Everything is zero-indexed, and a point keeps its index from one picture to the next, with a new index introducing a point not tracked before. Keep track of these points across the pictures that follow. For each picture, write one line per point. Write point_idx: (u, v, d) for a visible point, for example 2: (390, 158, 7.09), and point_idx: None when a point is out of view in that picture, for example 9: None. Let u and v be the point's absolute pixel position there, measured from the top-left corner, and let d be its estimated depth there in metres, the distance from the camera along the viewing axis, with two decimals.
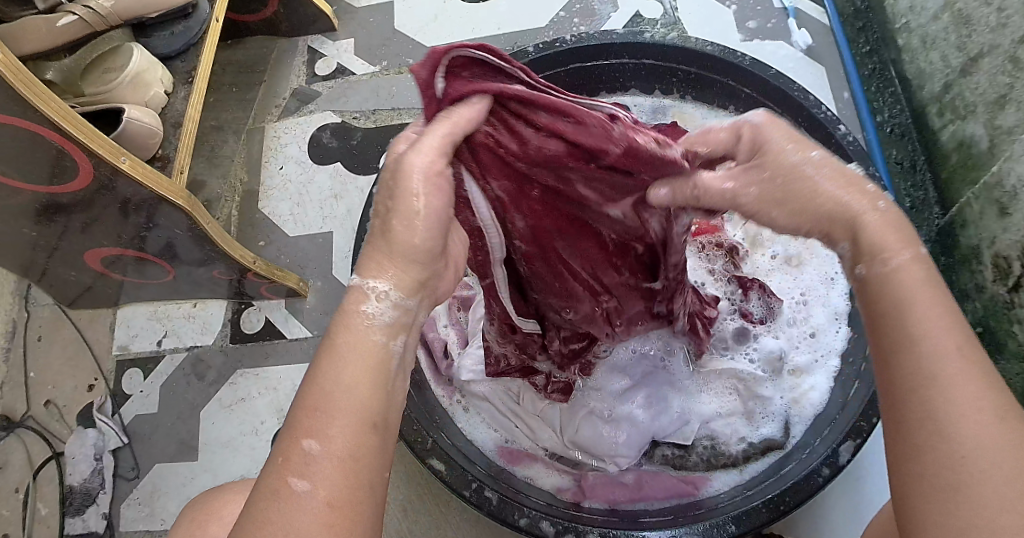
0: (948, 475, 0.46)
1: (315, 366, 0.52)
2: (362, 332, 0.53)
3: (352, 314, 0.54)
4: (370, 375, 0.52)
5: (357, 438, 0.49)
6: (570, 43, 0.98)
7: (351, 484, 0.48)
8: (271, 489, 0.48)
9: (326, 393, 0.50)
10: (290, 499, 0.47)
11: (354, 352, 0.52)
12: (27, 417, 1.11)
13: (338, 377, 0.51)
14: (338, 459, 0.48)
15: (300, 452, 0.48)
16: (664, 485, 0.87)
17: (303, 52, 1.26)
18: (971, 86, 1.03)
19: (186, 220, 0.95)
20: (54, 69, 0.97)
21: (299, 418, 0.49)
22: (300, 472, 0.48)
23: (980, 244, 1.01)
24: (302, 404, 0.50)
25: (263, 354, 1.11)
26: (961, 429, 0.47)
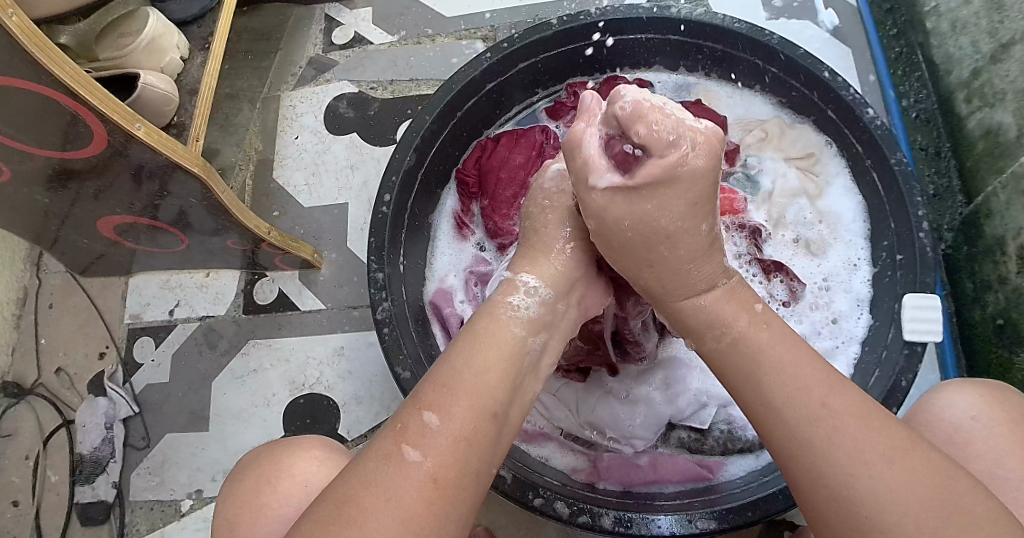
0: (842, 489, 0.51)
1: (454, 351, 0.58)
2: (505, 328, 0.60)
3: (496, 308, 0.61)
4: (500, 367, 0.57)
5: (476, 424, 0.54)
6: (597, 16, 0.95)
7: (461, 466, 0.52)
8: (383, 453, 0.52)
9: (459, 375, 0.56)
10: (401, 467, 0.51)
11: (493, 342, 0.59)
12: (39, 384, 1.11)
13: (468, 364, 0.56)
14: (457, 438, 0.53)
15: (421, 423, 0.53)
16: (679, 468, 0.86)
17: (320, 20, 1.24)
18: (1002, 73, 1.01)
19: (200, 189, 0.93)
20: (68, 32, 0.94)
21: (426, 392, 0.55)
22: (415, 444, 0.52)
23: (1005, 234, 1.00)
24: (433, 380, 0.56)
25: (276, 325, 1.10)
26: (834, 444, 0.52)
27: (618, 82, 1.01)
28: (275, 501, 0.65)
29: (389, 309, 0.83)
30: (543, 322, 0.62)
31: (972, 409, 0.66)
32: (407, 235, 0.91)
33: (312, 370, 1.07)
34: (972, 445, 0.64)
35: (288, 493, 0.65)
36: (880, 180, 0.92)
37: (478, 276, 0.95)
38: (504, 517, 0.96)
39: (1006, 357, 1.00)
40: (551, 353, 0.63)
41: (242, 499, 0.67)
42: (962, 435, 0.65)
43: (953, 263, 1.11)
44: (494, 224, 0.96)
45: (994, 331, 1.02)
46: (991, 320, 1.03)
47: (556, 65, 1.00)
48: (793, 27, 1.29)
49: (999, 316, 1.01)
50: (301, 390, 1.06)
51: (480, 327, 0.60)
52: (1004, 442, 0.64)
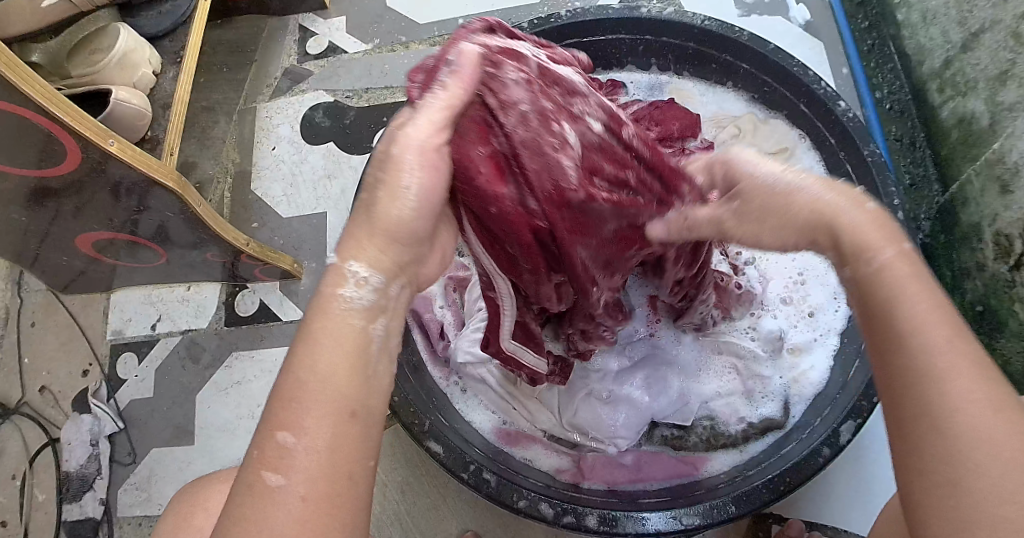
0: (948, 469, 0.46)
1: (287, 354, 0.50)
2: (336, 315, 0.51)
3: (327, 297, 0.52)
4: (342, 358, 0.50)
5: (337, 430, 0.48)
6: (566, 18, 0.95)
7: (335, 479, 0.47)
8: (247, 485, 0.47)
9: (302, 384, 0.48)
10: (267, 497, 0.46)
11: (331, 333, 0.51)
12: (23, 404, 1.10)
13: (312, 364, 0.49)
14: (315, 451, 0.47)
15: (274, 444, 0.47)
16: (663, 466, 0.87)
17: (294, 30, 1.24)
18: (973, 62, 1.02)
19: (177, 202, 0.93)
20: (40, 51, 0.94)
21: (273, 410, 0.48)
22: (275, 467, 0.46)
23: (980, 221, 1.00)
24: (276, 393, 0.49)
25: (259, 336, 1.10)
26: (958, 424, 0.47)
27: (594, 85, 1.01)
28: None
29: None
30: (379, 308, 0.53)
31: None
32: None
33: None
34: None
35: (202, 529, 0.67)
36: (854, 172, 0.92)
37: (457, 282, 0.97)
38: (492, 520, 0.96)
39: (987, 343, 1.01)
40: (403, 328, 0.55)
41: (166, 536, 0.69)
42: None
43: (931, 252, 1.12)
44: None
45: (975, 318, 1.03)
46: (970, 307, 1.04)
47: None
48: (767, 23, 1.30)
49: (979, 303, 1.02)
50: None
51: (313, 321, 0.51)
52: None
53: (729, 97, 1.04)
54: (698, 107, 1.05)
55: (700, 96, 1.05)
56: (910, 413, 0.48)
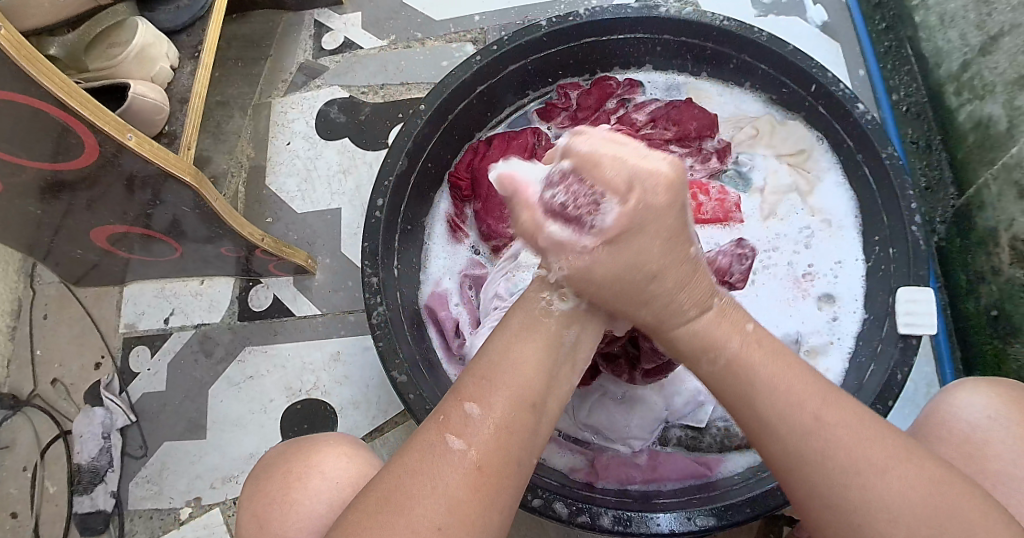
0: (856, 495, 0.50)
1: (498, 337, 0.55)
2: (541, 317, 0.56)
3: (532, 303, 0.56)
4: (542, 355, 0.54)
5: (515, 414, 0.52)
6: (585, 17, 0.94)
7: (503, 455, 0.51)
8: (426, 444, 0.51)
9: (495, 365, 0.53)
10: (444, 455, 0.50)
11: (529, 331, 0.55)
12: (36, 396, 1.10)
13: (511, 352, 0.54)
14: (495, 428, 0.51)
15: (461, 413, 0.52)
16: (678, 465, 0.86)
17: (310, 25, 1.23)
18: (991, 65, 1.02)
19: (193, 197, 0.93)
20: (57, 44, 0.94)
21: (466, 383, 0.53)
22: (459, 432, 0.51)
23: (997, 226, 1.00)
24: (471, 368, 0.54)
25: (271, 332, 1.10)
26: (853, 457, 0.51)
27: (609, 84, 1.03)
28: (303, 501, 0.63)
29: (384, 314, 0.82)
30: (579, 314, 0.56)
31: (988, 407, 0.66)
32: (400, 239, 0.91)
33: (309, 375, 1.07)
34: (989, 445, 0.65)
35: (319, 493, 0.64)
36: (872, 174, 0.92)
37: (473, 280, 0.96)
38: None
39: (1001, 349, 1.01)
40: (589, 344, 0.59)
41: (274, 495, 0.65)
42: (979, 434, 0.65)
43: (946, 256, 1.12)
44: (488, 227, 0.95)
45: (988, 322, 1.03)
46: (984, 312, 1.03)
47: (547, 67, 1.00)
48: (783, 24, 1.29)
49: (993, 308, 1.02)
50: (298, 396, 1.06)
51: (515, 321, 0.56)
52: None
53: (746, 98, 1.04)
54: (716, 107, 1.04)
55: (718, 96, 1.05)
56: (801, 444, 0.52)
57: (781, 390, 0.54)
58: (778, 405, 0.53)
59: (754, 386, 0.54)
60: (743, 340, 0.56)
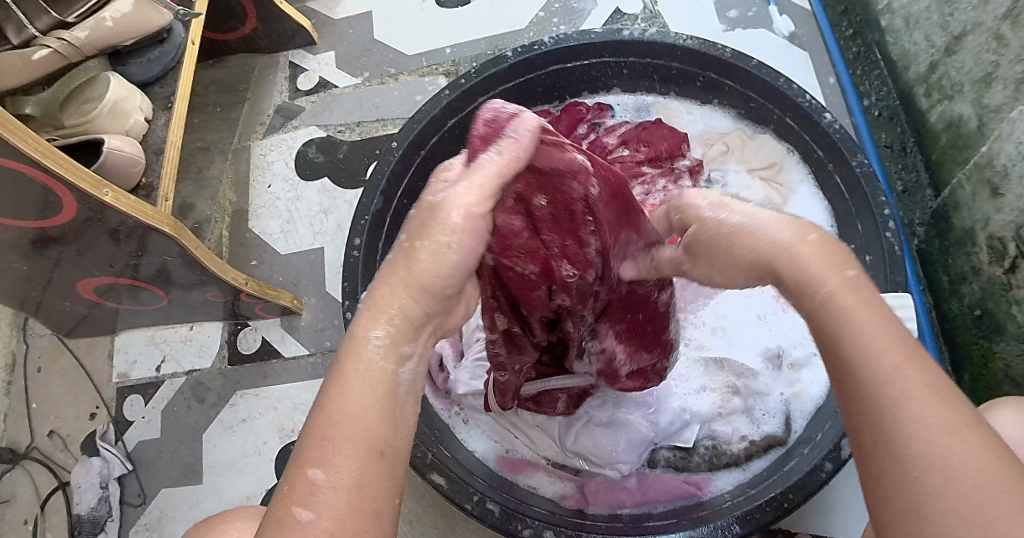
0: (915, 495, 0.44)
1: (322, 395, 0.49)
2: (367, 356, 0.50)
3: (361, 339, 0.51)
4: (379, 402, 0.49)
5: (366, 469, 0.47)
6: (548, 45, 0.96)
7: (356, 521, 0.45)
8: (276, 519, 0.46)
9: (335, 422, 0.48)
10: (295, 531, 0.45)
11: (364, 381, 0.49)
12: (33, 448, 1.11)
13: (347, 398, 0.49)
14: (346, 490, 0.46)
15: (306, 481, 0.46)
16: (666, 487, 0.87)
17: (285, 67, 1.25)
18: (958, 65, 1.02)
19: (175, 246, 0.94)
20: (31, 103, 0.95)
21: (305, 446, 0.47)
22: (305, 502, 0.45)
23: (973, 226, 1.01)
24: (307, 435, 0.48)
25: (262, 374, 1.11)
26: (916, 451, 0.45)
27: (579, 108, 1.03)
28: None
29: None
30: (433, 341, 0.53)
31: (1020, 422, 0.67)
32: None
33: (301, 415, 1.07)
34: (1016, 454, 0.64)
35: None
36: (843, 182, 0.93)
37: None
38: None
39: (988, 347, 1.01)
40: None
41: None
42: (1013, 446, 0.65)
43: (927, 257, 1.12)
44: None
45: (972, 322, 1.03)
46: (969, 311, 1.04)
47: (519, 95, 1.00)
48: (750, 36, 1.29)
49: (977, 307, 1.02)
50: (292, 436, 1.07)
51: (342, 365, 0.50)
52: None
53: (716, 114, 1.05)
54: (686, 125, 1.05)
55: (687, 115, 1.06)
56: (870, 440, 0.47)
57: (858, 354, 0.48)
58: (869, 345, 0.48)
59: (847, 329, 0.50)
60: None
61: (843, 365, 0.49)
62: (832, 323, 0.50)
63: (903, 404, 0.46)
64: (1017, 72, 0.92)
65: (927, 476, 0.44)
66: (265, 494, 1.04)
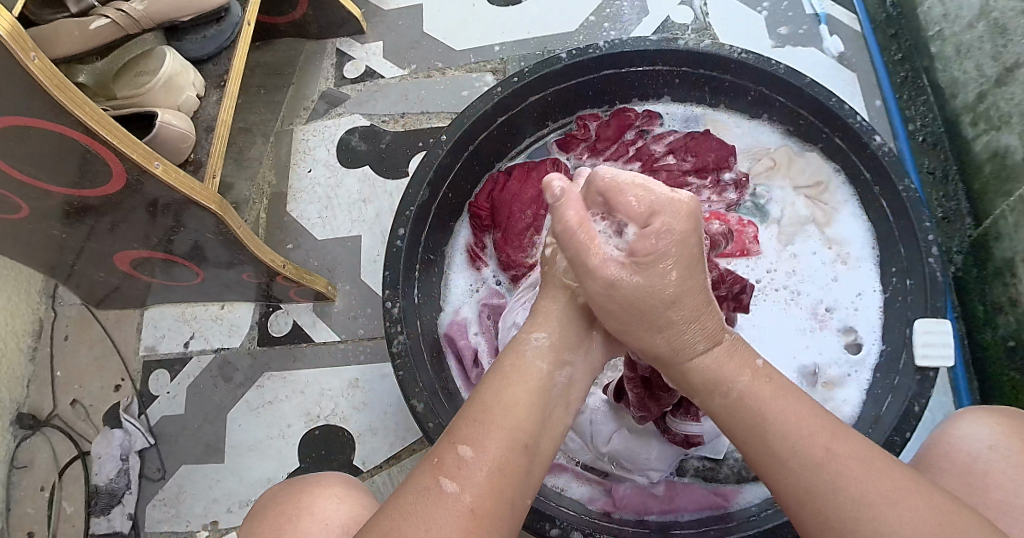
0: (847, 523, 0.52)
1: (492, 387, 0.58)
2: (529, 362, 0.60)
3: (521, 345, 0.62)
4: (534, 399, 0.58)
5: (512, 457, 0.55)
6: (603, 49, 0.95)
7: (500, 498, 0.54)
8: (421, 487, 0.53)
9: (490, 411, 0.56)
10: (440, 498, 0.52)
11: (521, 377, 0.59)
12: (55, 416, 1.12)
13: (502, 397, 0.57)
14: (495, 470, 0.54)
15: (456, 456, 0.54)
16: (694, 496, 0.86)
17: (331, 54, 1.26)
18: (1008, 96, 1.02)
19: (216, 224, 0.94)
20: (85, 72, 0.97)
21: (459, 427, 0.56)
22: (453, 475, 0.53)
23: (1015, 258, 1.00)
24: (462, 418, 0.57)
25: (291, 358, 1.11)
26: (846, 488, 0.53)
27: (628, 114, 1.04)
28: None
29: (405, 343, 0.83)
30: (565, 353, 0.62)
31: (990, 438, 0.67)
32: (420, 272, 0.92)
33: (327, 401, 1.08)
34: (990, 475, 0.64)
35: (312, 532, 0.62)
36: (889, 206, 0.93)
37: (492, 309, 0.97)
38: None
39: (1019, 380, 1.00)
40: (580, 383, 0.64)
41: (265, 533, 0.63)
42: (980, 465, 0.66)
43: (963, 287, 1.12)
44: (506, 256, 0.97)
45: (1006, 354, 1.02)
46: (1002, 342, 1.03)
47: (567, 98, 1.01)
48: (799, 54, 1.28)
49: (1011, 338, 1.01)
50: (316, 421, 1.07)
51: (507, 365, 0.60)
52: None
53: (765, 129, 1.04)
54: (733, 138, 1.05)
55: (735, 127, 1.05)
56: (799, 487, 0.55)
57: (764, 414, 0.58)
58: (780, 414, 0.58)
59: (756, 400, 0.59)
60: (763, 379, 0.60)
61: (758, 429, 0.58)
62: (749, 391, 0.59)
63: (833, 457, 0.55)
64: None
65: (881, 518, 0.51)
66: (286, 477, 1.05)
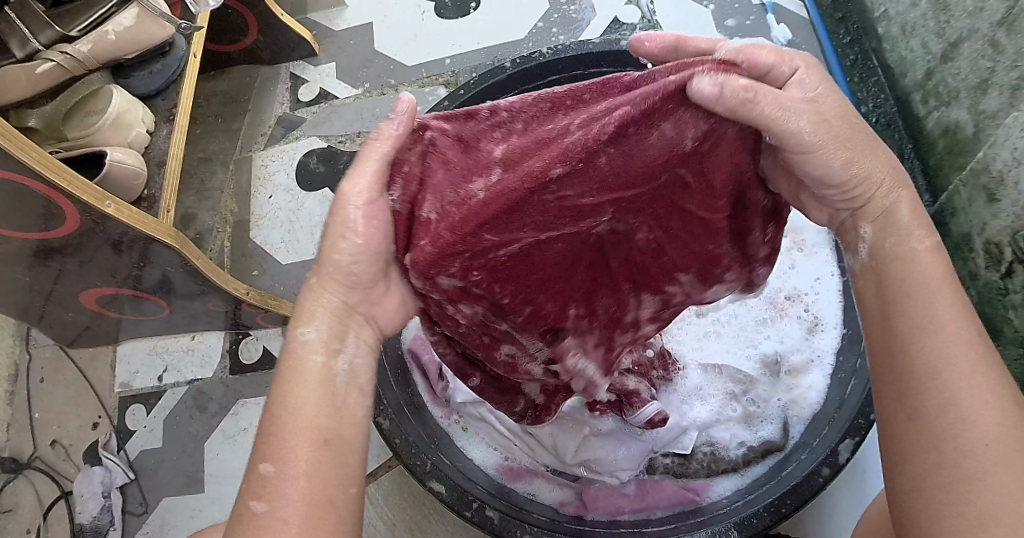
0: (954, 477, 0.50)
1: (276, 399, 0.57)
2: (303, 361, 0.58)
3: (303, 348, 0.59)
4: (331, 401, 0.57)
5: (318, 457, 0.54)
6: (547, 55, 0.98)
7: (319, 500, 0.53)
8: (241, 510, 0.53)
9: (281, 422, 0.55)
10: (256, 519, 0.52)
11: (300, 379, 0.57)
12: (36, 458, 1.10)
13: (288, 404, 0.56)
14: (306, 475, 0.53)
15: (259, 475, 0.53)
16: (665, 493, 0.87)
17: (286, 78, 1.27)
18: (954, 71, 1.03)
19: (177, 257, 0.95)
20: (35, 115, 0.97)
21: (258, 447, 0.55)
22: (260, 494, 0.52)
23: (970, 231, 1.01)
24: (264, 438, 0.55)
25: (263, 383, 1.12)
26: (970, 437, 0.51)
27: None
28: None
29: None
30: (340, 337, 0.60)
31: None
32: None
33: None
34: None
35: None
36: None
37: None
38: None
39: None
40: None
41: None
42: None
43: None
44: None
45: None
46: None
47: None
48: (750, 43, 1.29)
49: None
50: None
51: (286, 374, 0.58)
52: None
53: None
54: None
55: None
56: (925, 430, 0.52)
57: (933, 345, 0.54)
58: (942, 345, 0.54)
59: (919, 318, 0.55)
60: None
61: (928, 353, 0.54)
62: (907, 290, 0.57)
63: (953, 389, 0.52)
64: (1012, 78, 0.93)
65: (977, 465, 0.50)
66: None
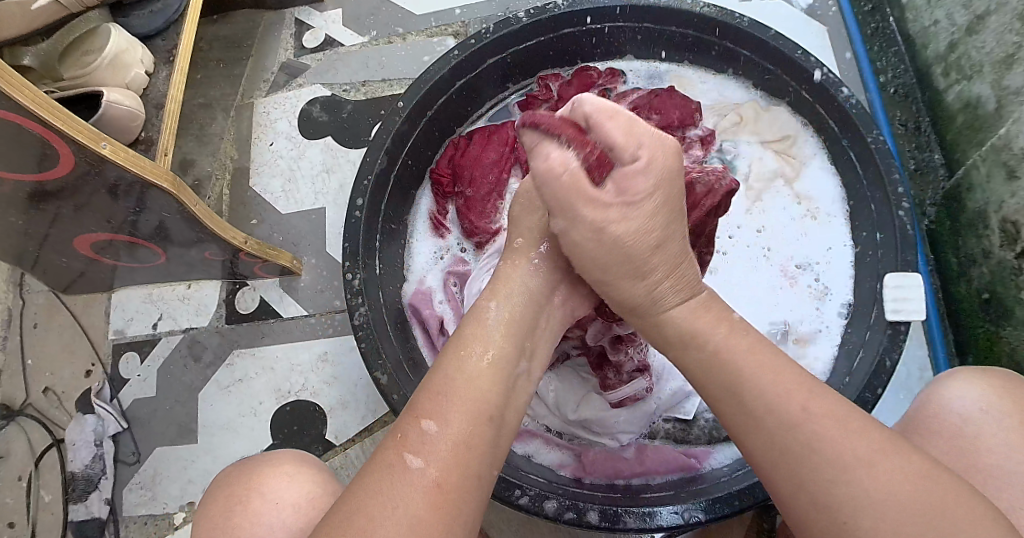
0: (865, 503, 0.50)
1: (457, 354, 0.57)
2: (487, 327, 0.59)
3: (480, 312, 0.61)
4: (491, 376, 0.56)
5: (475, 429, 0.53)
6: (563, 7, 0.93)
7: (461, 472, 0.52)
8: (386, 464, 0.52)
9: (450, 381, 0.55)
10: (404, 474, 0.51)
11: (479, 342, 0.58)
12: (28, 404, 1.09)
13: (466, 370, 0.56)
14: (455, 445, 0.52)
15: (420, 432, 0.53)
16: (665, 457, 0.86)
17: (290, 24, 1.23)
18: (978, 45, 1.00)
19: (174, 203, 0.92)
20: (31, 53, 0.92)
21: (422, 402, 0.54)
22: (416, 451, 0.52)
23: (986, 208, 0.98)
24: (428, 390, 0.55)
25: (259, 334, 1.10)
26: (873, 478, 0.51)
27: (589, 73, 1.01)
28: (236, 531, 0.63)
29: (366, 315, 0.82)
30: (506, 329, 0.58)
31: (982, 399, 0.65)
32: (381, 238, 0.90)
33: (297, 377, 1.07)
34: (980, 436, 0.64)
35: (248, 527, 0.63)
36: (857, 157, 0.91)
37: (458, 277, 0.95)
38: (495, 515, 0.94)
39: (993, 332, 0.99)
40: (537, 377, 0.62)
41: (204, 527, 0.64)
42: (972, 426, 0.64)
43: (936, 238, 1.10)
44: (470, 223, 0.96)
45: (980, 306, 1.02)
46: (977, 294, 1.02)
47: (529, 58, 0.99)
48: (767, 7, 1.28)
49: (985, 290, 1.00)
50: (287, 398, 1.06)
51: (468, 336, 0.59)
52: (1014, 436, 0.63)
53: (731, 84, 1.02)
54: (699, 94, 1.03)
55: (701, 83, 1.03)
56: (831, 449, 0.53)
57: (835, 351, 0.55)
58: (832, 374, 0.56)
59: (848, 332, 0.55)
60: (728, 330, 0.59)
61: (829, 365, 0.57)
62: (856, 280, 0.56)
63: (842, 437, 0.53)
64: None
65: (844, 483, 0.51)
66: (258, 455, 1.04)
